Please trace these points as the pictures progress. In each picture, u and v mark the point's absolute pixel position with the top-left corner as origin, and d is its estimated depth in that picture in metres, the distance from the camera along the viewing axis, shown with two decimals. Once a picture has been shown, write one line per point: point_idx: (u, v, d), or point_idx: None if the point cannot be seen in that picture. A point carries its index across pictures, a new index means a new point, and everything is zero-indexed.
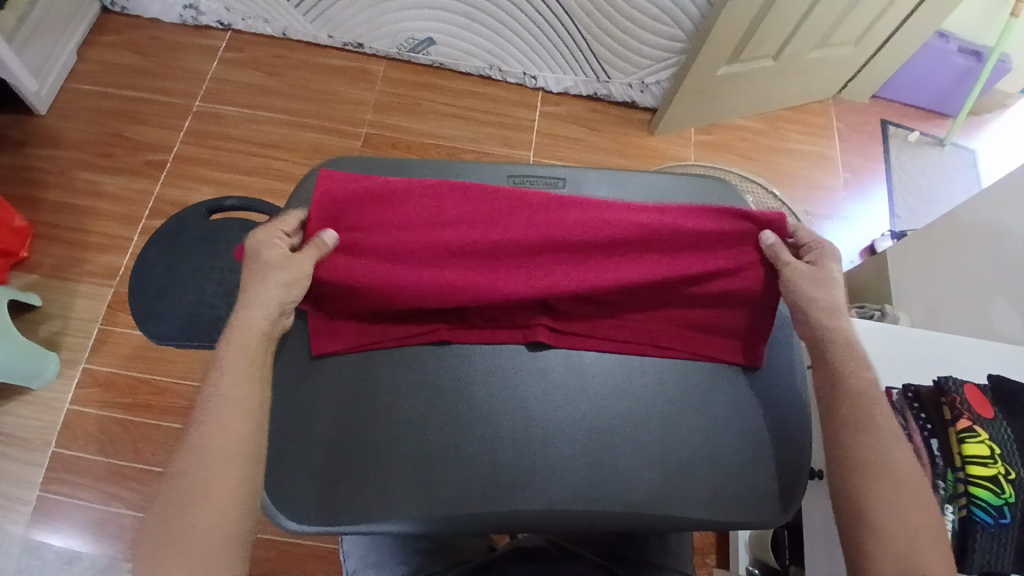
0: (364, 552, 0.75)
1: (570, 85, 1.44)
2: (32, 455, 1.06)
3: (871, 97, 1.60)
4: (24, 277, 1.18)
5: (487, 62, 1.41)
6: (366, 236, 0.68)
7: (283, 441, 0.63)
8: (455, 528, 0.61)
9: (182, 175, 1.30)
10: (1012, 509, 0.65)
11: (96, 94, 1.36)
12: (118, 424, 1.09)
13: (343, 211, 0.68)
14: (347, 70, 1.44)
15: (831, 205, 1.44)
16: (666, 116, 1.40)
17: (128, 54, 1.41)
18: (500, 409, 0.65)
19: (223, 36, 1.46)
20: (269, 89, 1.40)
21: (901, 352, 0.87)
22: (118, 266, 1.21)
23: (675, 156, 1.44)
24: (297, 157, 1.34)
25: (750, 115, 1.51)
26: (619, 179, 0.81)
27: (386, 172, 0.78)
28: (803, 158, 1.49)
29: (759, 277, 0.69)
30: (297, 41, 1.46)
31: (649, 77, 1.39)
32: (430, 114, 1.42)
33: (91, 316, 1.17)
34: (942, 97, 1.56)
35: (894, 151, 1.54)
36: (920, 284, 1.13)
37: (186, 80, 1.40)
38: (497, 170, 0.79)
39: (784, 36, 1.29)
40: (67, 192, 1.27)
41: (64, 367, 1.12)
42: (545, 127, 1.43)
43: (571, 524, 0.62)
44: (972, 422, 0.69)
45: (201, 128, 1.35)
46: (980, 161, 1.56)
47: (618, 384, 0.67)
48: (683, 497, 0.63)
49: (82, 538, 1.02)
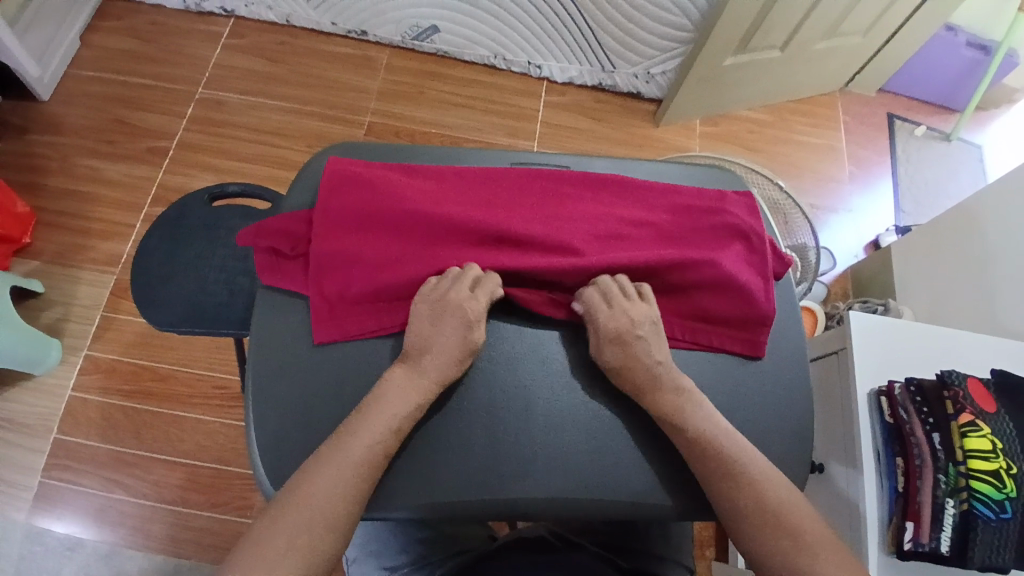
0: (364, 541, 0.74)
1: (574, 75, 1.43)
2: (35, 441, 1.06)
3: (878, 89, 1.58)
4: (27, 263, 1.18)
5: (492, 51, 1.40)
6: (374, 216, 0.68)
7: (284, 428, 0.63)
8: (455, 515, 0.61)
9: (184, 163, 1.30)
10: (1012, 503, 0.66)
11: (99, 81, 1.36)
12: (120, 411, 1.09)
13: (353, 195, 0.69)
14: (351, 58, 1.43)
15: (836, 198, 1.43)
16: (672, 107, 1.39)
17: (131, 39, 1.41)
18: (501, 397, 0.65)
19: (226, 22, 1.45)
20: (272, 76, 1.40)
21: (904, 345, 0.86)
22: (120, 253, 1.21)
23: (680, 148, 1.43)
24: (300, 145, 1.33)
25: (756, 107, 1.50)
26: (623, 167, 0.80)
27: (389, 158, 0.77)
28: (809, 151, 1.48)
29: (748, 264, 0.71)
30: (301, 28, 1.45)
31: (655, 67, 1.38)
32: (433, 103, 1.41)
33: (93, 303, 1.17)
34: (950, 90, 1.55)
35: (900, 144, 1.52)
36: (925, 278, 1.13)
37: (188, 67, 1.39)
38: (501, 158, 0.79)
39: (792, 26, 1.27)
40: (69, 179, 1.26)
41: (67, 353, 1.13)
42: (549, 118, 1.42)
43: (573, 513, 0.62)
44: (974, 416, 0.70)
45: (203, 115, 1.34)
46: (987, 155, 1.55)
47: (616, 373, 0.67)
48: (683, 486, 0.63)
49: (85, 524, 1.02)
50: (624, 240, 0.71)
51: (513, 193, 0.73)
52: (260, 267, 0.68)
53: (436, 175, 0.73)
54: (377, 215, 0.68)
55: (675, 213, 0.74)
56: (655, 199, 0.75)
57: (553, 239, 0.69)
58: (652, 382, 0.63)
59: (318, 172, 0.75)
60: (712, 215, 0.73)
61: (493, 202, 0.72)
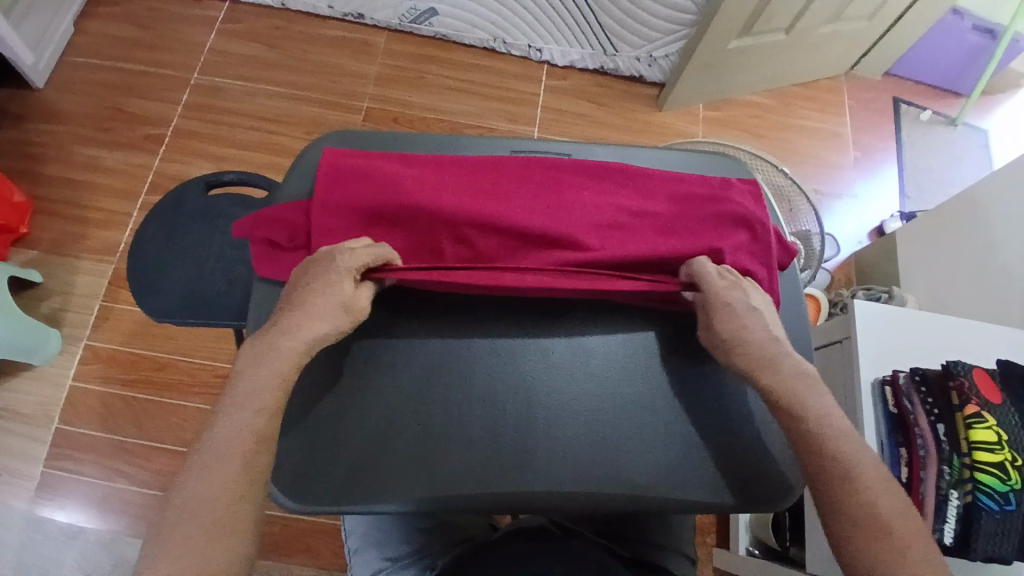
0: (365, 531, 0.74)
1: (575, 59, 1.41)
2: (36, 431, 1.06)
3: (883, 73, 1.56)
4: (24, 253, 1.17)
5: (491, 34, 1.38)
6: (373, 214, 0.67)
7: (285, 422, 0.62)
8: (456, 508, 0.60)
9: (181, 150, 1.28)
10: (1016, 496, 0.66)
11: (93, 67, 1.34)
12: (121, 401, 1.09)
13: (351, 190, 0.67)
14: (348, 42, 1.41)
15: (839, 184, 1.42)
16: (674, 91, 1.37)
17: (125, 24, 1.38)
18: (503, 391, 0.64)
19: (221, 6, 1.42)
20: (269, 61, 1.37)
21: (909, 334, 0.86)
22: (117, 242, 1.20)
23: (682, 133, 1.41)
24: (297, 131, 1.32)
25: (760, 91, 1.48)
26: (627, 155, 0.79)
27: (386, 147, 0.76)
28: (813, 137, 1.46)
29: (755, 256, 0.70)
30: (297, 11, 1.42)
31: (657, 50, 1.36)
32: (432, 88, 1.39)
33: (92, 292, 1.16)
34: (956, 75, 1.52)
35: (905, 129, 1.51)
36: (929, 265, 1.12)
37: (184, 52, 1.37)
38: (501, 145, 0.77)
39: (797, 8, 1.25)
40: (65, 167, 1.25)
41: (66, 343, 1.12)
42: (549, 102, 1.40)
43: (573, 505, 0.61)
44: (979, 408, 0.69)
45: (199, 101, 1.32)
46: (992, 141, 1.53)
47: (648, 370, 0.67)
48: (685, 478, 0.63)
49: (88, 514, 1.03)
50: (627, 234, 0.69)
51: (511, 184, 0.71)
52: (256, 259, 0.67)
53: (432, 168, 0.71)
54: (377, 212, 0.67)
55: (676, 203, 0.72)
56: (658, 188, 0.73)
57: (555, 235, 0.67)
58: (769, 364, 0.60)
59: (316, 161, 0.74)
60: (717, 205, 0.71)
61: (493, 194, 0.70)
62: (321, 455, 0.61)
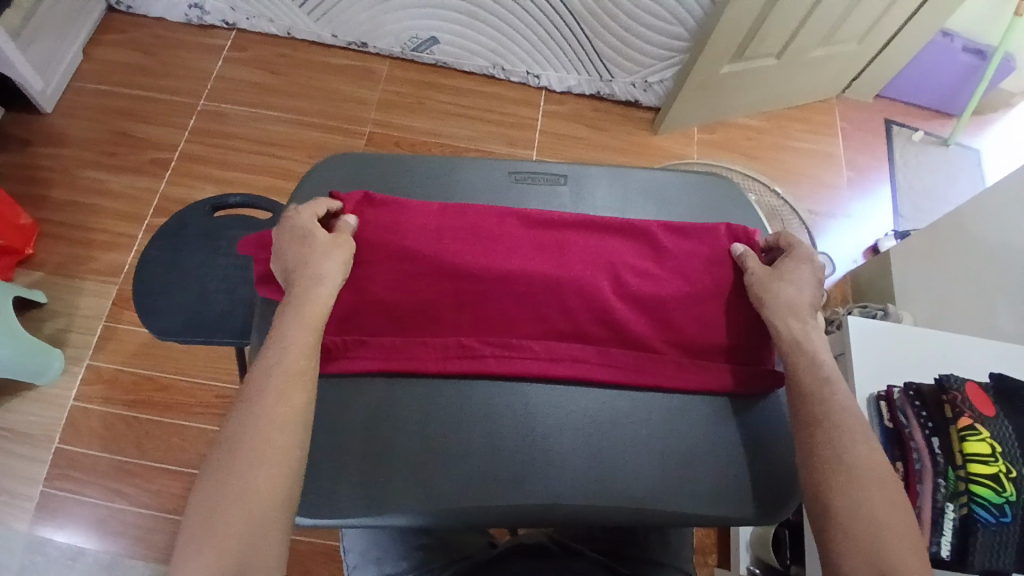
0: (365, 548, 0.75)
1: (573, 84, 1.44)
2: (37, 451, 1.07)
3: (875, 96, 1.59)
4: (30, 275, 1.19)
5: (490, 61, 1.42)
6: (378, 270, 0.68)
7: None
8: (456, 522, 0.61)
9: (186, 174, 1.31)
10: (1012, 508, 0.66)
11: (102, 94, 1.37)
12: (122, 421, 1.10)
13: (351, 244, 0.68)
14: (351, 69, 1.45)
15: (834, 204, 1.44)
16: (670, 114, 1.40)
17: (133, 53, 1.42)
18: (502, 406, 0.65)
19: (228, 35, 1.46)
20: (273, 88, 1.41)
21: (904, 350, 0.86)
22: (122, 264, 1.22)
23: (678, 155, 1.44)
24: (300, 155, 1.34)
25: (754, 114, 1.51)
26: (620, 175, 0.81)
27: (386, 168, 0.78)
28: (807, 157, 1.48)
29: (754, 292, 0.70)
30: (301, 40, 1.46)
31: (652, 75, 1.39)
32: (433, 114, 1.42)
33: (96, 313, 1.17)
34: (947, 96, 1.55)
35: (898, 150, 1.53)
36: (924, 282, 1.13)
37: (191, 79, 1.40)
38: (498, 167, 0.80)
39: (788, 34, 1.29)
40: (72, 191, 1.27)
41: (68, 364, 1.13)
42: (547, 126, 1.43)
43: (570, 520, 0.62)
44: (973, 420, 0.70)
45: (205, 126, 1.36)
46: (984, 160, 1.55)
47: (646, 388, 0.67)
48: (683, 493, 0.63)
49: (86, 535, 1.03)
50: (626, 283, 0.69)
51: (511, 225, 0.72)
52: (257, 280, 0.69)
53: (432, 214, 0.71)
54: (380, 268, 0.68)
55: (675, 242, 0.72)
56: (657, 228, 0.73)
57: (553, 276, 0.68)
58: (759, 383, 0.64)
59: (318, 182, 0.76)
60: (710, 249, 0.72)
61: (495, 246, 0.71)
62: (320, 469, 0.62)
